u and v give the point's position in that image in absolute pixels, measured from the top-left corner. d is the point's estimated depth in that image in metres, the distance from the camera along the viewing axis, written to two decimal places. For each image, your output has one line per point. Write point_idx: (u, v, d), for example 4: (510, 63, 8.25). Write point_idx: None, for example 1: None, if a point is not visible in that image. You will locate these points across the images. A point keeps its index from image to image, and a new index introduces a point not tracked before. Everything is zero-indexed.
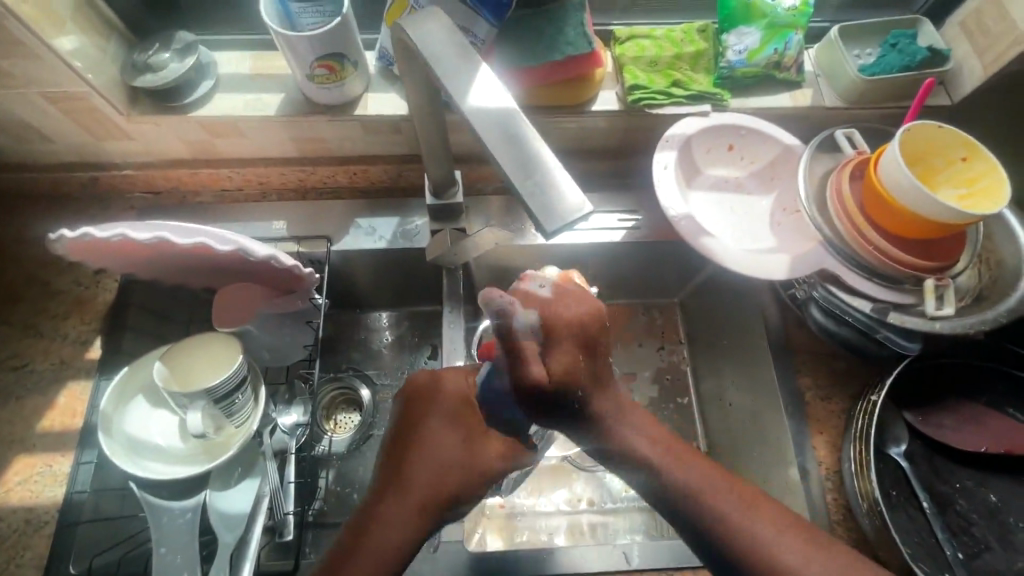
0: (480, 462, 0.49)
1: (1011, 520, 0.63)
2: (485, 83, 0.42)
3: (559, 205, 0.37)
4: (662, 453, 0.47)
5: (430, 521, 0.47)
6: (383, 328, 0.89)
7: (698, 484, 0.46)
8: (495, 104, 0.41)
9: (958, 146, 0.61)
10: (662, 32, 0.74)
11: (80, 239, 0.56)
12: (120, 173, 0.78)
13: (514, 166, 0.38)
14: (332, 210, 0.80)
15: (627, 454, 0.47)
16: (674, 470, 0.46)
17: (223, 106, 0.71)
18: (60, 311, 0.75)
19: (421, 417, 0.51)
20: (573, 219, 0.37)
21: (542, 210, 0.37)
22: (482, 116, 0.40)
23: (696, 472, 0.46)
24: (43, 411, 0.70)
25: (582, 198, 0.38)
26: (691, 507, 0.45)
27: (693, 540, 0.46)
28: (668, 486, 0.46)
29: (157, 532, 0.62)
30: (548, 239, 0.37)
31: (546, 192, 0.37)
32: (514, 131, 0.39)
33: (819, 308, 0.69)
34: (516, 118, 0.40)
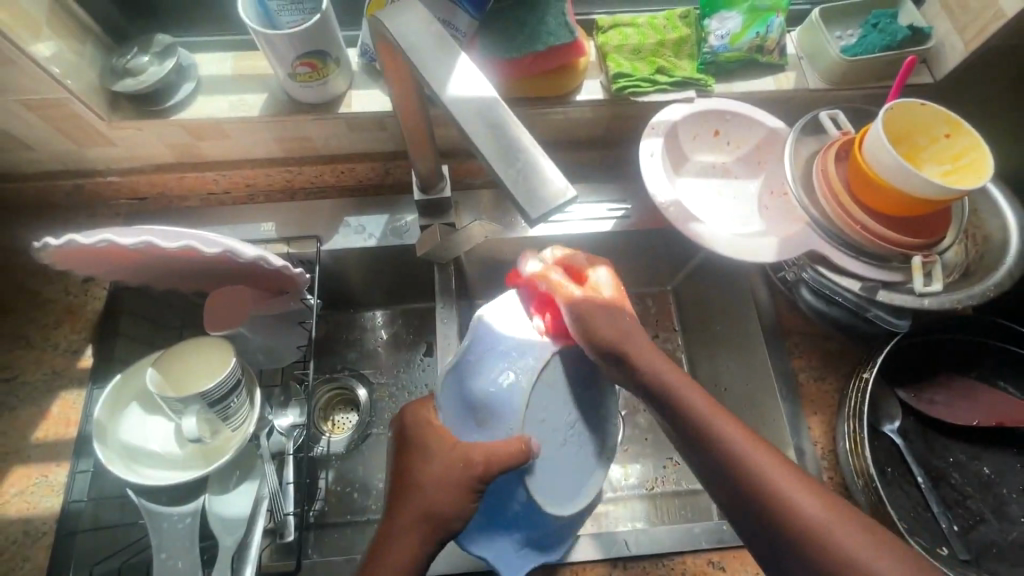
0: (451, 476, 0.51)
1: (1005, 492, 0.63)
2: (465, 73, 0.42)
3: (542, 190, 0.37)
4: (708, 406, 0.54)
5: (437, 534, 0.50)
6: (377, 326, 0.89)
7: (739, 444, 0.51)
8: (474, 94, 0.40)
9: (940, 122, 0.61)
10: (644, 19, 0.74)
11: (64, 246, 0.55)
12: (105, 180, 0.77)
13: (497, 155, 0.38)
14: (321, 210, 0.79)
15: (659, 391, 0.56)
16: (701, 411, 0.54)
17: (207, 109, 0.70)
18: (49, 321, 0.75)
19: (401, 452, 0.55)
20: (556, 205, 0.37)
21: (527, 197, 0.37)
22: (462, 106, 0.40)
23: (734, 432, 0.52)
24: (37, 421, 0.70)
25: (566, 182, 0.38)
26: (720, 456, 0.51)
27: (723, 487, 0.51)
28: (709, 434, 0.52)
29: (158, 538, 0.62)
30: (532, 226, 0.37)
31: (530, 178, 0.37)
32: (494, 120, 0.39)
33: (808, 288, 0.70)
34: (497, 106, 0.40)
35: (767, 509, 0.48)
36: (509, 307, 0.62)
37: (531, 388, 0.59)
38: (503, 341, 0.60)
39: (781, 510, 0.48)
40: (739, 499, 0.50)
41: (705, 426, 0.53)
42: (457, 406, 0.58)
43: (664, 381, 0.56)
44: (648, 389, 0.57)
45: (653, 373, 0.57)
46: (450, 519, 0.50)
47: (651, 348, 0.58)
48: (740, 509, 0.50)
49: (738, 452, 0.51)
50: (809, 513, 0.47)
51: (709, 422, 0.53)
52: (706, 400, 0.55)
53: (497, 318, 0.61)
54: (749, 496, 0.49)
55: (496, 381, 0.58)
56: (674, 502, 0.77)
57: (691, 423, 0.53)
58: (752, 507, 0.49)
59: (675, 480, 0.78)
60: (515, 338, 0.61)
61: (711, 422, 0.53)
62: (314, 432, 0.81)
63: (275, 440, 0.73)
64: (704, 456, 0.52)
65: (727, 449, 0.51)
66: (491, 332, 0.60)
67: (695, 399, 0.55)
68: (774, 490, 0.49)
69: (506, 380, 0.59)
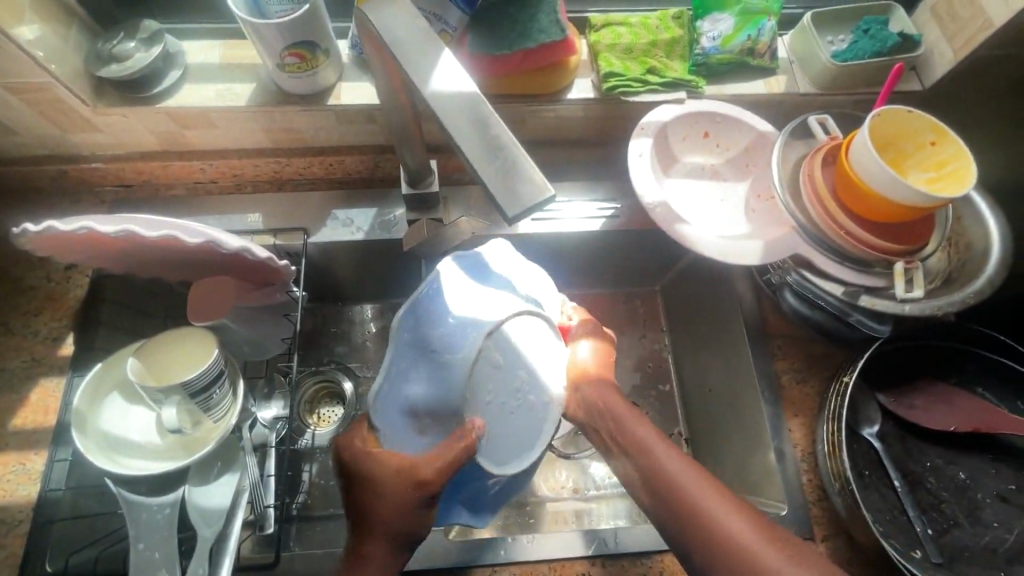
0: (405, 497, 0.52)
1: (979, 497, 0.64)
2: (450, 68, 0.41)
3: (522, 189, 0.37)
4: (665, 449, 0.54)
5: (405, 543, 0.53)
6: (366, 320, 0.89)
7: (693, 487, 0.51)
8: (459, 91, 0.40)
9: (927, 130, 0.61)
10: (637, 19, 0.74)
11: (44, 232, 0.54)
12: (89, 166, 0.76)
13: (479, 152, 0.38)
14: (310, 202, 0.79)
15: (616, 431, 0.56)
16: (655, 446, 0.54)
17: (194, 97, 0.70)
18: (31, 308, 0.74)
19: (349, 480, 0.55)
20: (536, 204, 0.37)
21: (506, 195, 0.37)
22: (446, 103, 0.40)
23: (689, 475, 0.52)
24: (15, 409, 0.69)
25: (546, 181, 0.38)
26: (672, 497, 0.51)
27: (671, 526, 0.51)
28: (660, 476, 0.52)
29: (136, 528, 0.62)
30: (512, 224, 0.37)
31: (510, 177, 0.37)
32: (478, 117, 0.39)
33: (792, 292, 0.71)
34: (480, 103, 0.40)
35: (715, 548, 0.49)
36: (447, 285, 0.57)
37: (470, 378, 0.54)
38: (438, 322, 0.56)
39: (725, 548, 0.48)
40: (699, 549, 0.49)
41: (659, 468, 0.53)
42: (398, 417, 0.56)
43: (624, 424, 0.56)
44: (609, 433, 0.57)
45: (614, 416, 0.57)
46: (417, 531, 0.53)
47: (613, 393, 0.58)
48: (688, 549, 0.50)
49: (694, 497, 0.50)
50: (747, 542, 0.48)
51: (664, 466, 0.53)
52: (663, 444, 0.54)
53: (427, 305, 0.56)
54: (697, 537, 0.49)
55: (431, 379, 0.55)
56: None
57: (646, 465, 0.53)
58: (699, 548, 0.49)
59: None
60: (456, 317, 0.56)
61: (667, 466, 0.52)
62: (299, 425, 0.81)
63: (258, 432, 0.74)
64: (660, 501, 0.52)
65: (681, 492, 0.51)
66: (422, 322, 0.56)
67: (654, 441, 0.54)
68: (719, 528, 0.49)
69: (444, 373, 0.55)
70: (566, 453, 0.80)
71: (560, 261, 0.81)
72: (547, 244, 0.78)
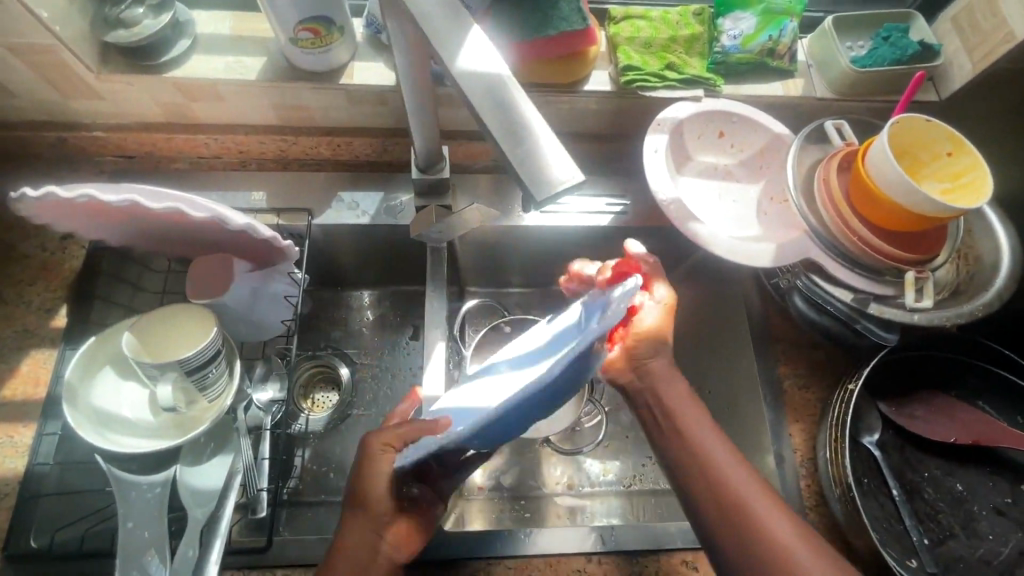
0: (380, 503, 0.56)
1: (976, 509, 0.64)
2: (476, 45, 0.40)
3: (549, 172, 0.36)
4: (723, 443, 0.55)
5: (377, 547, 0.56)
6: (364, 307, 0.88)
7: (745, 484, 0.53)
8: (483, 70, 0.39)
9: (944, 140, 0.61)
10: (657, 13, 0.73)
11: (43, 198, 0.53)
12: (89, 135, 0.74)
13: (505, 133, 0.37)
14: (315, 183, 0.78)
15: (672, 420, 0.57)
16: (713, 441, 0.55)
17: (203, 68, 0.68)
18: (25, 277, 0.72)
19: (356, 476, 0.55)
20: (564, 187, 0.36)
21: (534, 177, 0.36)
22: (470, 81, 0.39)
23: (741, 472, 0.54)
24: (5, 379, 0.67)
25: (575, 166, 0.37)
26: (723, 491, 0.53)
27: (707, 514, 0.53)
28: (714, 469, 0.54)
29: (124, 507, 0.61)
30: (539, 209, 0.36)
31: (539, 159, 0.37)
32: (504, 96, 0.38)
33: (801, 296, 0.71)
34: (507, 84, 0.39)
35: (754, 540, 0.51)
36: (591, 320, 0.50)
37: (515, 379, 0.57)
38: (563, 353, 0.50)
39: (765, 542, 0.50)
40: (736, 538, 0.51)
41: (704, 458, 0.54)
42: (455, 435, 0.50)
43: (677, 414, 0.57)
44: (655, 421, 0.58)
45: (675, 410, 0.57)
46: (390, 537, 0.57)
47: (676, 392, 0.58)
48: (722, 538, 0.52)
49: (743, 494, 0.52)
50: (787, 539, 0.50)
51: (711, 456, 0.54)
52: (722, 440, 0.55)
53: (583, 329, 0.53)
54: (739, 527, 0.51)
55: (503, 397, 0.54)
56: (649, 501, 0.77)
57: (698, 458, 0.54)
58: (736, 536, 0.51)
59: (654, 479, 0.78)
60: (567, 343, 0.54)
61: (722, 463, 0.54)
62: (293, 410, 0.80)
63: (253, 414, 0.72)
64: (699, 487, 0.53)
65: (735, 486, 0.53)
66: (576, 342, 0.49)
67: (703, 432, 0.56)
68: (760, 519, 0.51)
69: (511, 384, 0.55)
70: (565, 449, 0.79)
71: (566, 255, 0.81)
72: (553, 237, 0.77)
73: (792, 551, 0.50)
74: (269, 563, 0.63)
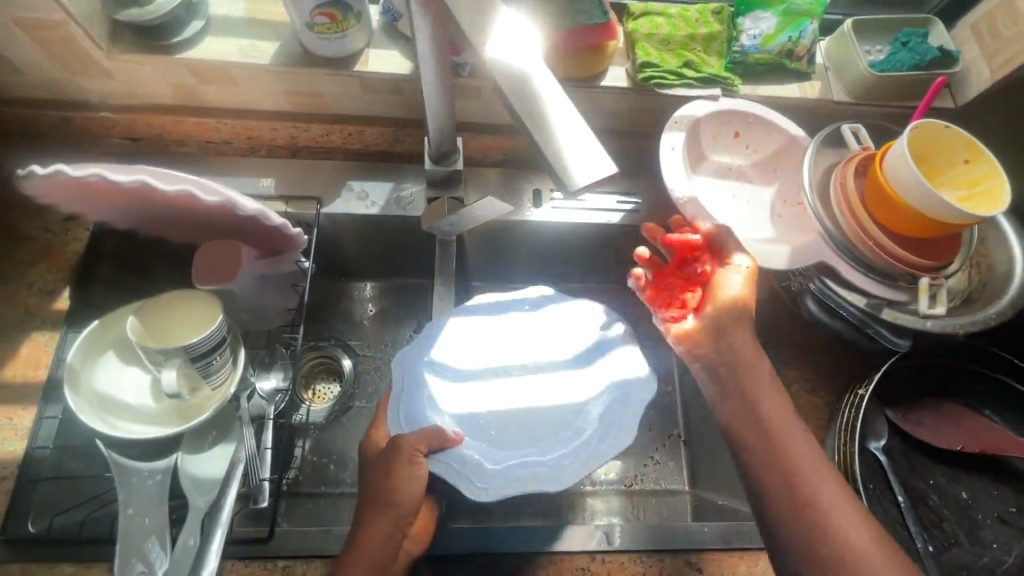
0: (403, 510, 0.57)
1: (981, 517, 0.64)
2: (508, 29, 0.39)
3: (585, 163, 0.36)
4: (795, 432, 0.53)
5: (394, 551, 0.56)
6: (365, 299, 0.87)
7: (820, 478, 0.51)
8: (516, 59, 0.39)
9: (961, 147, 0.61)
10: (676, 11, 0.72)
11: (51, 176, 0.52)
12: (97, 115, 0.73)
13: (541, 123, 0.37)
14: (323, 172, 0.76)
15: (747, 406, 0.55)
16: (788, 432, 0.53)
17: (215, 50, 0.67)
18: (27, 257, 0.71)
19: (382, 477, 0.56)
20: (600, 176, 0.36)
21: (569, 166, 0.36)
22: (504, 68, 0.38)
23: (814, 465, 0.51)
24: (5, 361, 0.66)
25: (608, 158, 0.37)
26: (796, 485, 0.51)
27: (773, 505, 0.51)
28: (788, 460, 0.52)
29: (125, 494, 0.60)
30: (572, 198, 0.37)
31: (575, 148, 0.37)
32: (539, 85, 0.38)
33: (814, 299, 0.68)
34: (541, 75, 0.39)
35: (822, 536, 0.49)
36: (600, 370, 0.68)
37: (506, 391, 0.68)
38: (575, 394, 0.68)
39: (835, 539, 0.48)
40: (807, 541, 0.49)
41: (787, 456, 0.52)
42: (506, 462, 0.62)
43: (760, 407, 0.55)
44: (737, 413, 0.55)
45: (755, 396, 0.55)
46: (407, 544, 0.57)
47: (758, 379, 0.56)
48: (792, 527, 0.50)
49: (818, 487, 0.50)
50: (857, 541, 0.48)
51: (793, 455, 0.52)
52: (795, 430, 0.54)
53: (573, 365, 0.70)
54: (809, 520, 0.49)
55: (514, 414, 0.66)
56: (649, 501, 0.77)
57: (771, 448, 0.53)
58: (804, 529, 0.49)
59: (654, 479, 0.78)
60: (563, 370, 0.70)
61: (797, 454, 0.52)
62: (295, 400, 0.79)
63: (255, 403, 0.71)
64: (776, 488, 0.51)
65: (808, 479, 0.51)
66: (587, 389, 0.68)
67: (790, 433, 0.53)
68: (829, 514, 0.49)
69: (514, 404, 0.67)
70: None
71: (575, 252, 0.80)
72: (562, 233, 0.76)
73: (860, 550, 0.48)
74: (269, 554, 0.62)
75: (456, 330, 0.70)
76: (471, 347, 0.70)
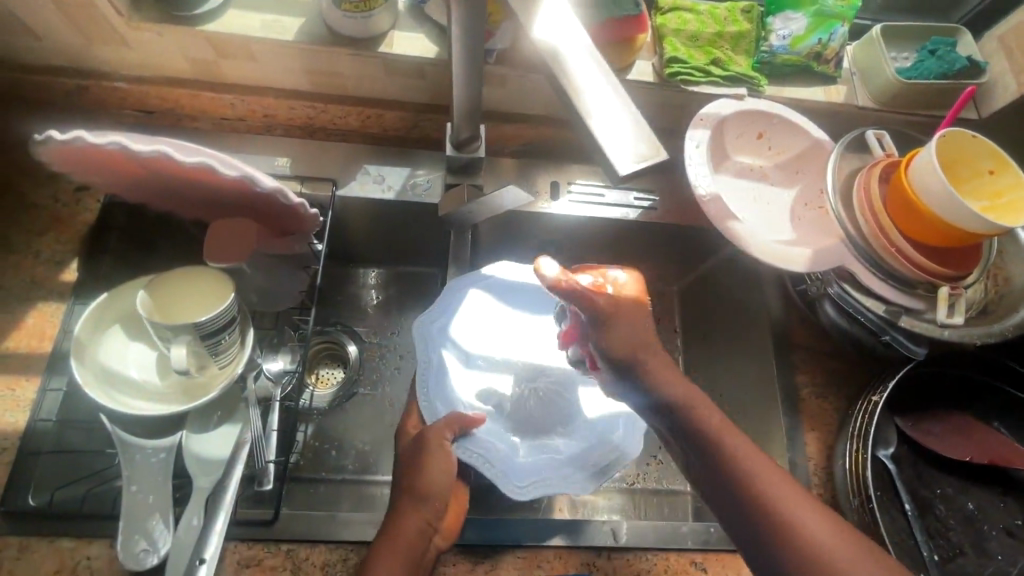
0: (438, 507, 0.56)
1: (985, 528, 0.64)
2: (558, 13, 0.39)
3: (632, 147, 0.36)
4: (758, 461, 0.49)
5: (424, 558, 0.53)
6: (369, 286, 0.86)
7: (795, 510, 0.46)
8: (564, 43, 0.38)
9: (986, 157, 0.60)
10: (706, 8, 0.72)
11: (69, 142, 0.51)
12: (112, 86, 0.72)
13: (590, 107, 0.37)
14: (340, 153, 0.75)
15: (696, 437, 0.50)
16: (752, 462, 0.49)
17: (238, 23, 0.66)
18: (34, 226, 0.70)
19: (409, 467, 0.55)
20: (648, 162, 0.36)
21: (616, 152, 0.36)
22: (556, 50, 0.38)
23: (786, 493, 0.47)
24: (9, 330, 0.65)
25: (659, 141, 0.37)
26: (769, 518, 0.46)
27: (751, 542, 0.47)
28: (758, 493, 0.47)
29: (129, 470, 0.59)
30: (618, 184, 0.36)
31: (622, 133, 0.36)
32: (587, 70, 0.38)
33: (832, 304, 0.69)
34: (590, 59, 0.38)
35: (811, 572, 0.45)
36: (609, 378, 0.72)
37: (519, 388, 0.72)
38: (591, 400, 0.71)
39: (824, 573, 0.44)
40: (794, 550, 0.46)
41: (755, 485, 0.48)
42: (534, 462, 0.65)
43: (700, 414, 0.51)
44: (695, 456, 0.51)
45: (705, 429, 0.50)
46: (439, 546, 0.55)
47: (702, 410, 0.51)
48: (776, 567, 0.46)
49: (793, 518, 0.46)
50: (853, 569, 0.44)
51: (749, 468, 0.48)
52: (757, 457, 0.49)
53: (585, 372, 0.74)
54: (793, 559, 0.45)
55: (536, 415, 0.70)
56: (652, 501, 0.76)
57: (734, 480, 0.48)
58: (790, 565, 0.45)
59: (656, 479, 0.78)
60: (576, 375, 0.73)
61: (766, 487, 0.47)
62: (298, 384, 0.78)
63: (261, 385, 0.69)
64: (762, 535, 0.47)
65: (781, 512, 0.46)
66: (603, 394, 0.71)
67: (757, 464, 0.49)
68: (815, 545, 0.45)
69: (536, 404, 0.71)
70: None
71: (588, 247, 0.80)
72: (576, 227, 0.76)
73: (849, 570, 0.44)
74: (272, 537, 0.61)
75: (475, 321, 0.73)
76: (485, 337, 0.74)
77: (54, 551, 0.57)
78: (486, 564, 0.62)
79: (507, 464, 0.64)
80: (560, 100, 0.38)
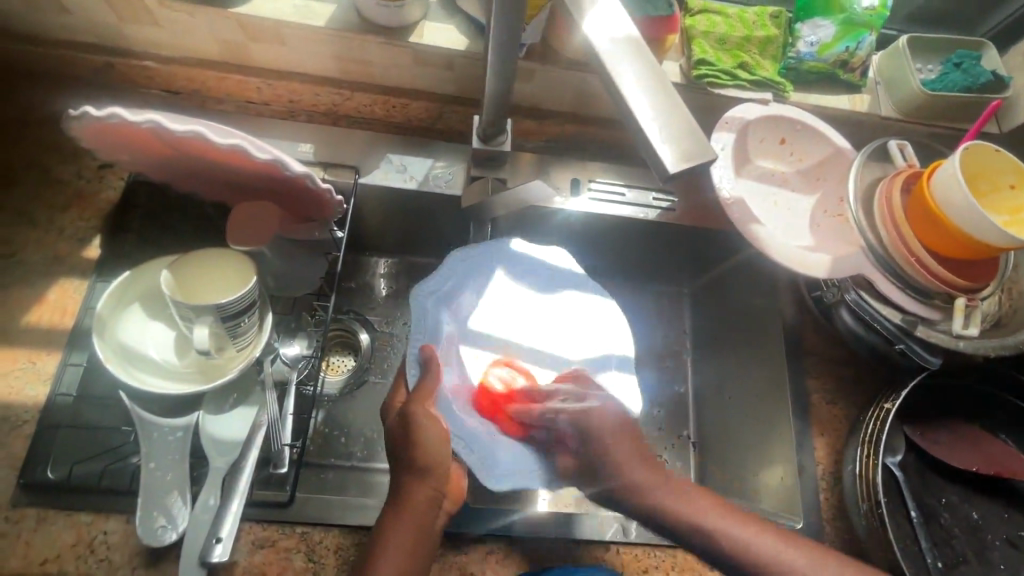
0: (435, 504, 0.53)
1: (988, 538, 0.65)
2: (607, 13, 0.40)
3: (681, 145, 0.36)
4: (705, 504, 0.52)
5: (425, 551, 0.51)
6: (379, 275, 0.86)
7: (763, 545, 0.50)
8: (614, 41, 0.39)
9: (1009, 171, 0.61)
10: (734, 11, 0.72)
11: (105, 118, 0.51)
12: (140, 64, 0.72)
13: (640, 105, 0.37)
14: (360, 141, 0.74)
15: (633, 489, 0.52)
16: (698, 507, 0.52)
17: (270, 7, 0.66)
18: (58, 202, 0.70)
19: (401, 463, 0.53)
20: (696, 161, 0.36)
21: (666, 150, 0.36)
22: (608, 48, 0.39)
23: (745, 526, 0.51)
24: (30, 304, 0.65)
25: (707, 142, 0.37)
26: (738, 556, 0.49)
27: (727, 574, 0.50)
28: (717, 536, 0.50)
29: (147, 447, 0.60)
30: (665, 182, 0.36)
31: (672, 132, 0.37)
32: (637, 69, 0.38)
33: (850, 311, 0.71)
34: (641, 58, 0.39)
35: None
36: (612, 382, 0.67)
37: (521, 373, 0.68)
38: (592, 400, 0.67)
39: None
40: None
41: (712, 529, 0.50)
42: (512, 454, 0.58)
43: (626, 471, 0.53)
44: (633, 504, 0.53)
45: (638, 480, 0.53)
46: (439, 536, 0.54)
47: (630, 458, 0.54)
48: None
49: (765, 555, 0.49)
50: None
51: (698, 513, 0.51)
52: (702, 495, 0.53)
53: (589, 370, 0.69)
54: None
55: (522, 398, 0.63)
56: None
57: (685, 524, 0.51)
58: None
59: None
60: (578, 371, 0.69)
61: (726, 529, 0.50)
62: None
63: (278, 368, 0.70)
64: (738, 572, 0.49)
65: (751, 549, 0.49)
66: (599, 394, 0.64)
67: (706, 505, 0.52)
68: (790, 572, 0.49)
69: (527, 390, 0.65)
70: None
71: (603, 244, 0.80)
72: (592, 224, 0.76)
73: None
74: (288, 519, 0.62)
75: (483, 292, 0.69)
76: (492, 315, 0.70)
77: (72, 524, 0.57)
78: (495, 554, 0.62)
79: (478, 447, 0.57)
80: (610, 97, 0.39)
